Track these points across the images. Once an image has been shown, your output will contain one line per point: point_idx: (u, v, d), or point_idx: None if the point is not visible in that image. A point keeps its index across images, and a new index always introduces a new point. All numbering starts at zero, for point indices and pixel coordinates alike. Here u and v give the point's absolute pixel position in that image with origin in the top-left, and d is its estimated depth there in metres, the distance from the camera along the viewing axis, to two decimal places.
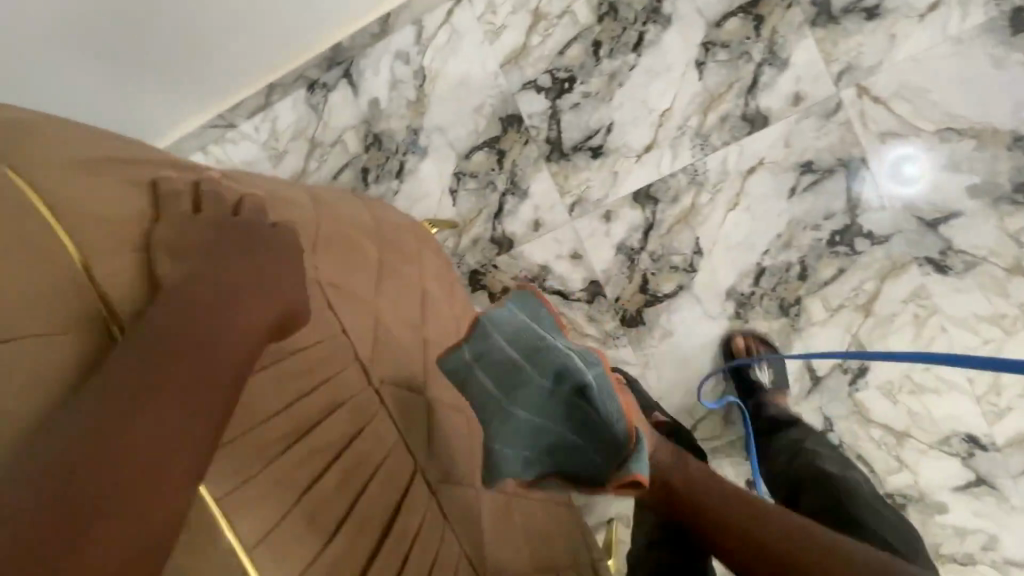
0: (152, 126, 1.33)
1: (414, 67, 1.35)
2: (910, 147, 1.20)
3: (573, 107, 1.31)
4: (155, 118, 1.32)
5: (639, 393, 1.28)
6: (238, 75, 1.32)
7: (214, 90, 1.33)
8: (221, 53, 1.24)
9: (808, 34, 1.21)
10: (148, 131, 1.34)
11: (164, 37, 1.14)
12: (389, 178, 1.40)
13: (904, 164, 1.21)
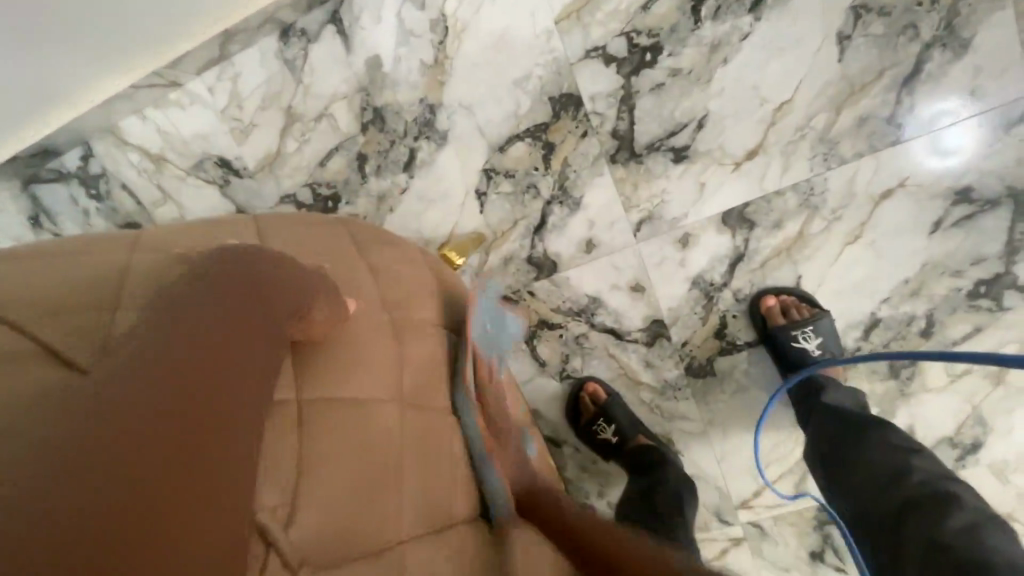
0: (67, 94, 0.96)
1: (431, 15, 0.98)
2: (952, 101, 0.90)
3: (655, 88, 0.94)
4: (69, 86, 0.94)
5: (622, 411, 1.07)
6: (180, 21, 0.92)
7: (147, 42, 0.93)
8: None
9: (1006, 6, 0.87)
10: (61, 101, 0.96)
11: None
12: (395, 171, 1.04)
13: (945, 133, 0.91)
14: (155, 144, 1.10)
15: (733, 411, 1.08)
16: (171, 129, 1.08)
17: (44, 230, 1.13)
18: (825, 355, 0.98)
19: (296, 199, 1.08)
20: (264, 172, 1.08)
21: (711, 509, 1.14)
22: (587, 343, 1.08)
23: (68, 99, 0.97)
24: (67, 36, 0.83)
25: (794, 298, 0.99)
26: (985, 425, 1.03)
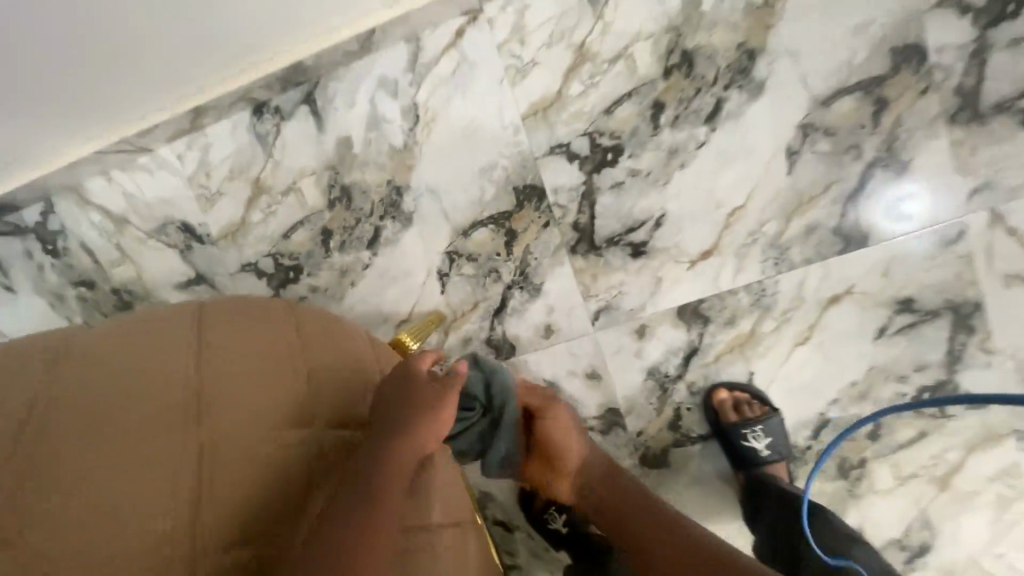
0: (17, 153, 0.96)
1: (403, 102, 1.00)
2: (904, 187, 0.92)
3: (615, 186, 0.97)
4: (17, 147, 0.94)
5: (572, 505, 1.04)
6: (143, 104, 0.95)
7: (112, 117, 0.96)
8: (96, 84, 0.86)
9: (941, 133, 0.90)
10: (11, 158, 0.97)
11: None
12: (358, 248, 1.05)
13: (906, 201, 0.92)
14: (123, 208, 1.09)
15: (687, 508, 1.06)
16: (136, 193, 1.08)
17: None
18: (773, 454, 0.99)
19: (259, 268, 1.08)
20: (228, 240, 1.08)
21: None
22: None
23: (12, 150, 0.96)
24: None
25: (747, 394, 1.00)
26: (933, 530, 1.03)
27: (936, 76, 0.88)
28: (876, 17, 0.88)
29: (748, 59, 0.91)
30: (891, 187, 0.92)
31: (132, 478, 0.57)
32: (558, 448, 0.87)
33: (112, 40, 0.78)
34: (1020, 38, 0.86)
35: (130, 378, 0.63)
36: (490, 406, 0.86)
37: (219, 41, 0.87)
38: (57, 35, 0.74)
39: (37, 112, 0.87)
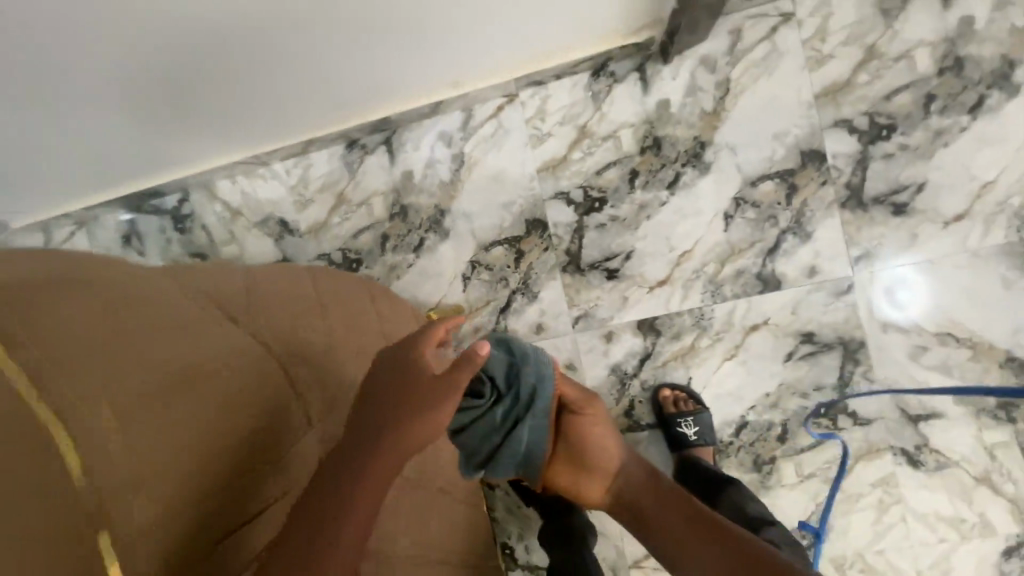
0: (177, 159, 1.35)
1: (454, 151, 1.39)
2: (897, 273, 1.24)
3: (599, 226, 1.33)
4: (180, 156, 1.33)
5: None
6: (272, 137, 1.35)
7: (250, 143, 1.35)
8: (249, 128, 1.25)
9: (835, 214, 1.25)
10: (172, 161, 1.36)
11: (194, 122, 1.16)
12: (406, 251, 1.42)
13: (900, 288, 1.24)
14: (239, 203, 1.49)
15: None
16: (251, 193, 1.48)
17: (132, 247, 1.56)
18: (700, 440, 1.28)
19: (331, 258, 1.45)
20: (312, 235, 1.46)
21: (610, 563, 1.38)
22: None
23: (175, 160, 1.35)
24: (178, 139, 1.22)
25: (684, 393, 1.31)
26: (827, 523, 1.30)
27: (831, 173, 1.24)
28: (791, 129, 1.25)
29: (700, 147, 1.29)
30: (886, 271, 1.24)
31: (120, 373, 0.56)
32: (590, 444, 0.89)
33: (272, 106, 1.18)
34: (891, 153, 1.22)
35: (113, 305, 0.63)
36: (506, 392, 0.87)
37: (335, 106, 1.26)
38: (242, 103, 1.13)
39: (205, 139, 1.26)
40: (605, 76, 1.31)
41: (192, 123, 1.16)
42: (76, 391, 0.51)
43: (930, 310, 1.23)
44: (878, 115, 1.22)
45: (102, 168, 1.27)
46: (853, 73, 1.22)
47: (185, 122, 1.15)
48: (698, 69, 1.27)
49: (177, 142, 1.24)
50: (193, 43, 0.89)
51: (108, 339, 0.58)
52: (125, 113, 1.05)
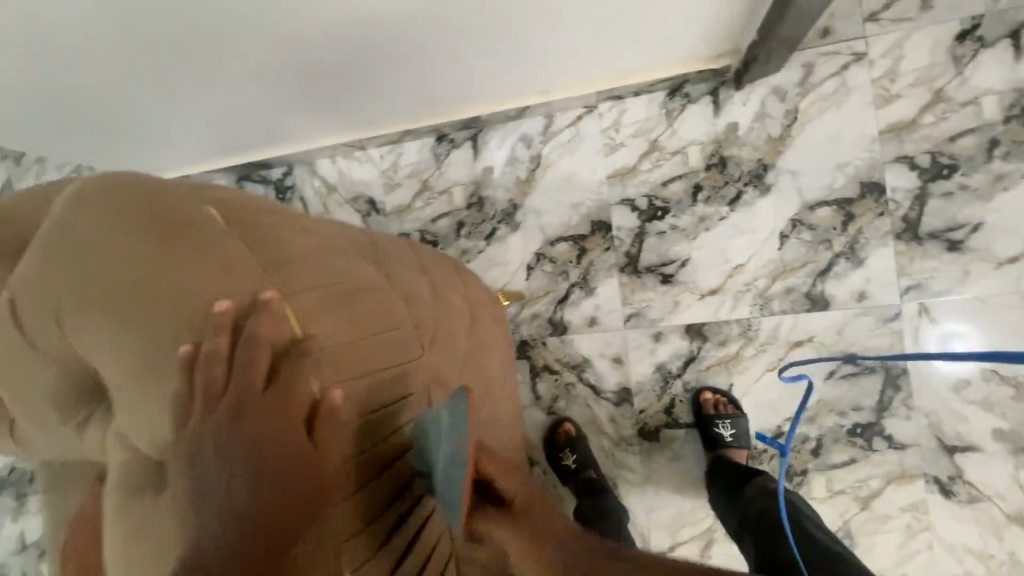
0: (289, 135, 1.54)
1: (533, 152, 1.52)
2: (954, 328, 1.29)
3: (659, 233, 1.44)
4: (292, 132, 1.52)
5: (581, 450, 1.44)
6: (372, 125, 1.52)
7: (353, 127, 1.53)
8: (355, 111, 1.43)
9: (889, 244, 1.31)
10: (285, 137, 1.55)
11: (312, 98, 1.34)
12: (479, 238, 1.56)
13: (954, 338, 1.29)
14: (335, 181, 1.67)
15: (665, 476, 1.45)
16: (347, 173, 1.66)
17: None
18: (735, 443, 1.35)
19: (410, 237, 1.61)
20: (395, 216, 1.63)
21: None
22: (571, 390, 1.49)
23: (287, 136, 1.54)
24: (294, 113, 1.41)
25: (724, 397, 1.39)
26: (852, 540, 1.34)
27: (889, 205, 1.31)
28: (853, 160, 1.33)
29: (764, 170, 1.38)
30: (941, 323, 1.29)
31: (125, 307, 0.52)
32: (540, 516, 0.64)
33: (379, 93, 1.35)
34: (950, 192, 1.28)
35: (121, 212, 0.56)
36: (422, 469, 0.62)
37: (431, 103, 1.43)
38: (356, 86, 1.31)
39: (316, 117, 1.45)
40: (679, 96, 1.42)
41: (310, 99, 1.34)
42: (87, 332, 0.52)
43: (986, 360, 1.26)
44: (941, 155, 1.28)
45: (232, 132, 1.48)
46: (919, 114, 1.30)
47: (305, 98, 1.33)
48: (769, 97, 1.37)
49: (294, 117, 1.43)
50: (334, 29, 1.07)
51: (93, 275, 0.53)
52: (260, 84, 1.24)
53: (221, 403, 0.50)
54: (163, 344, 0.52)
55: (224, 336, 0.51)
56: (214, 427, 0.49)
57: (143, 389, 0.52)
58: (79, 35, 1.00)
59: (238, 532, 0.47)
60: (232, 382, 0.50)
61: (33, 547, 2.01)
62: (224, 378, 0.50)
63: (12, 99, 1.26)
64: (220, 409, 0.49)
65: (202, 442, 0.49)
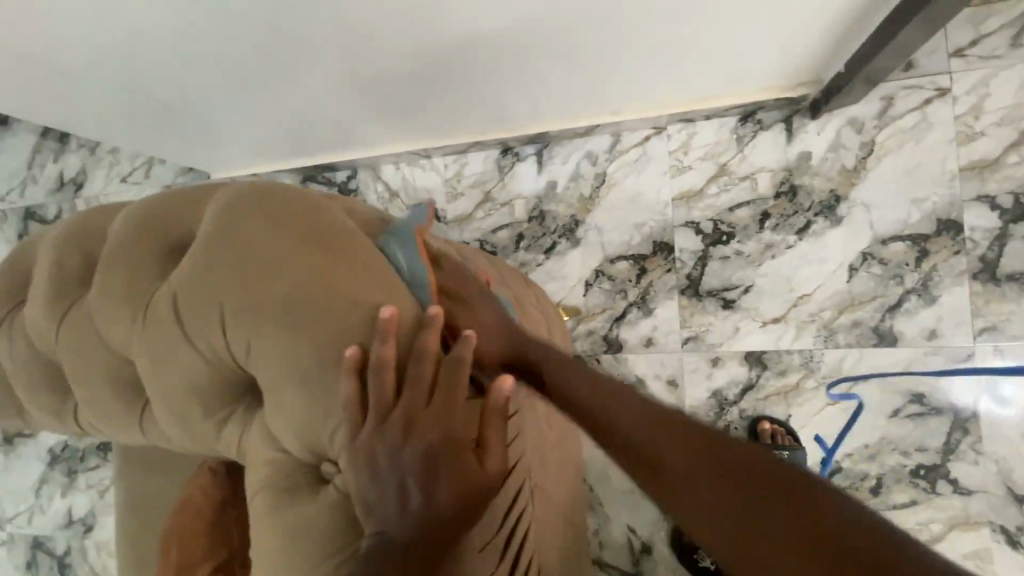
0: (360, 140, 1.58)
1: (597, 170, 1.53)
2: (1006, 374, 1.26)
3: (723, 258, 1.43)
4: (363, 138, 1.56)
5: None
6: (441, 135, 1.55)
7: (423, 137, 1.56)
8: (427, 121, 1.46)
9: (964, 283, 1.28)
10: (356, 142, 1.58)
11: (389, 106, 1.37)
12: (538, 251, 1.58)
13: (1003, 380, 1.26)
14: (398, 187, 1.71)
15: None
16: (410, 180, 1.69)
17: None
18: None
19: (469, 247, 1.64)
20: (455, 224, 1.66)
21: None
22: None
23: (357, 141, 1.58)
24: (369, 119, 1.44)
25: (782, 428, 1.37)
26: None
27: (966, 244, 1.28)
28: (930, 196, 1.31)
29: (836, 200, 1.36)
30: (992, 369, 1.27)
31: (288, 319, 0.54)
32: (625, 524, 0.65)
33: (454, 104, 1.38)
34: None
35: (283, 225, 0.57)
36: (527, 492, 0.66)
37: (502, 117, 1.46)
38: (434, 97, 1.34)
39: (389, 124, 1.48)
40: (751, 123, 1.42)
41: (387, 106, 1.38)
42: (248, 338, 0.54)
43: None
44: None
45: (308, 133, 1.52)
46: (1003, 153, 1.27)
47: (383, 104, 1.37)
48: (845, 128, 1.36)
49: (368, 123, 1.47)
50: (429, 41, 1.09)
51: (256, 284, 0.55)
52: (345, 89, 1.28)
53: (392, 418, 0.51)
54: (333, 353, 0.53)
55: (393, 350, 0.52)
56: (390, 437, 0.51)
57: (309, 396, 0.54)
58: (190, 34, 1.04)
59: (412, 534, 0.50)
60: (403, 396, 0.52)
61: (79, 523, 2.08)
62: (394, 391, 0.52)
63: (110, 92, 1.32)
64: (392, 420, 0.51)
65: (377, 451, 0.51)
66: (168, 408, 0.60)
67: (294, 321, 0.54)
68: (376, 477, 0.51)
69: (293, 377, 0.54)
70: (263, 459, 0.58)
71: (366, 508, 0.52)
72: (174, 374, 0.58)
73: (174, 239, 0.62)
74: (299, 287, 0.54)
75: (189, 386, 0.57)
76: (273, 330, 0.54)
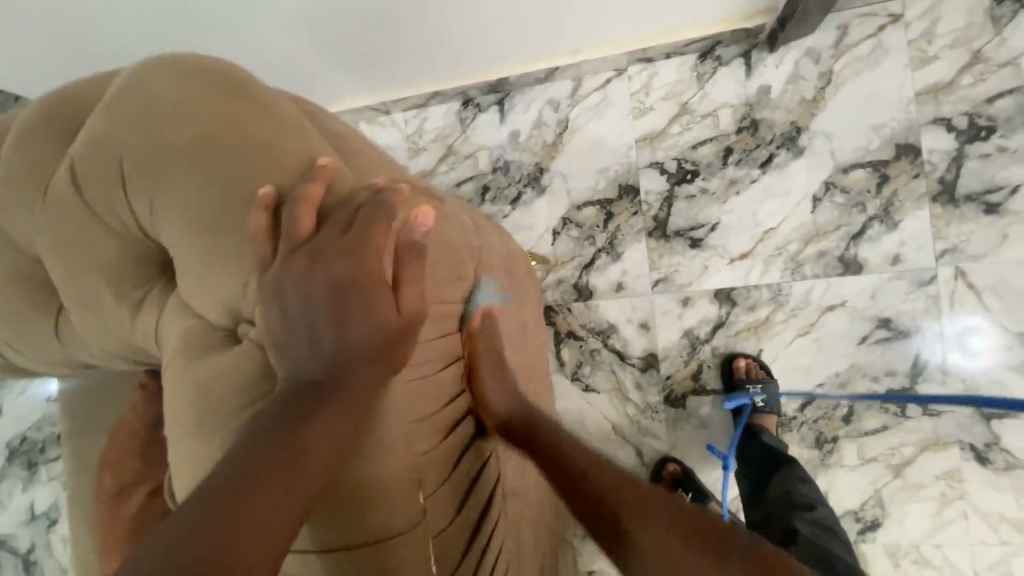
0: (314, 96, 1.53)
1: (560, 116, 1.51)
2: (975, 325, 1.27)
3: (689, 197, 1.42)
4: (317, 93, 1.51)
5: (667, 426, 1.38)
6: (396, 86, 1.50)
7: (379, 89, 1.51)
8: (381, 72, 1.42)
9: (924, 207, 1.29)
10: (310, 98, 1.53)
11: (338, 57, 1.33)
12: (504, 202, 1.55)
13: (973, 335, 1.27)
14: None
15: (692, 444, 1.42)
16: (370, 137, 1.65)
17: None
18: (765, 408, 1.32)
19: None
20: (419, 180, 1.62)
21: None
22: (596, 356, 1.47)
23: (310, 97, 1.53)
24: (319, 73, 1.39)
25: (754, 362, 1.36)
26: (883, 509, 1.31)
27: (925, 167, 1.29)
28: (888, 122, 1.31)
29: (796, 132, 1.36)
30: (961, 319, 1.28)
31: (191, 161, 0.49)
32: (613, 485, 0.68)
33: (408, 52, 1.33)
34: (988, 154, 1.26)
35: (195, 72, 0.53)
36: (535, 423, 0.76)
37: (459, 65, 1.42)
38: (385, 46, 1.30)
39: (341, 78, 1.43)
40: (711, 59, 1.41)
41: (337, 58, 1.33)
42: (148, 183, 0.50)
43: (996, 361, 1.26)
44: (978, 116, 1.27)
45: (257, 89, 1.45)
46: (957, 75, 1.28)
47: (331, 57, 1.32)
48: (804, 59, 1.35)
49: (319, 77, 1.42)
50: None
51: (154, 125, 0.50)
52: (289, 42, 1.23)
53: (304, 249, 0.48)
54: (242, 196, 0.49)
55: (317, 190, 0.49)
56: (301, 273, 0.47)
57: (218, 249, 0.50)
58: None
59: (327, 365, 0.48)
60: (318, 234, 0.48)
61: (42, 517, 1.99)
62: (311, 231, 0.49)
63: (35, 47, 1.24)
64: (305, 256, 0.47)
65: (288, 291, 0.48)
66: (70, 285, 0.55)
67: (197, 163, 0.49)
68: (291, 319, 0.48)
69: (198, 229, 0.50)
70: (175, 329, 0.54)
71: (280, 355, 0.50)
72: (74, 245, 0.53)
73: (69, 106, 0.56)
74: (205, 129, 0.50)
75: (97, 254, 0.53)
76: (173, 170, 0.49)
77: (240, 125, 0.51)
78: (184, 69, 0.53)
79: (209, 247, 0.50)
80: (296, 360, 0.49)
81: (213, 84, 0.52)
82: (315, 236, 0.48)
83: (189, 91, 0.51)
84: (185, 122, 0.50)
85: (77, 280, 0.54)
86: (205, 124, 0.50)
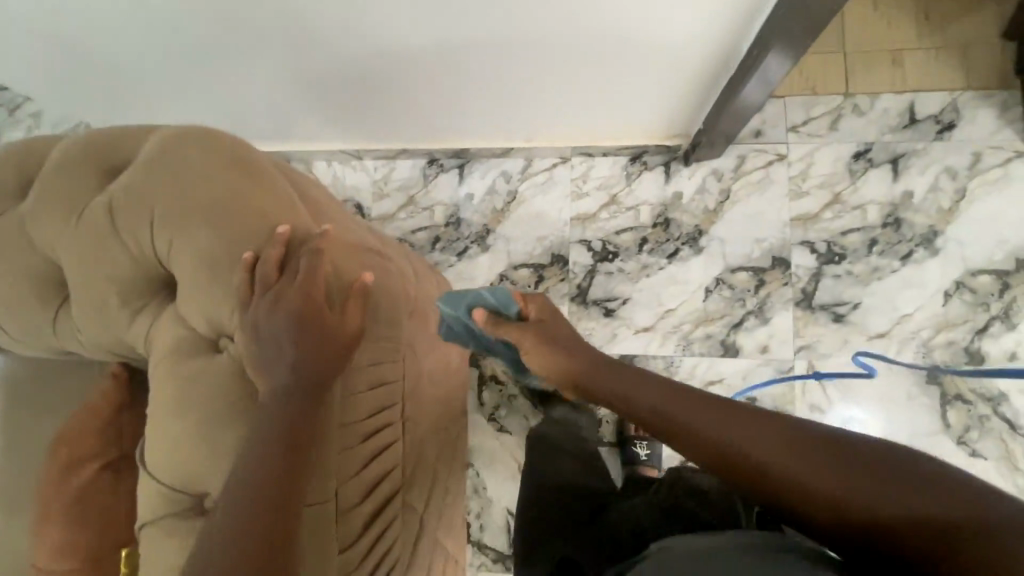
0: (293, 134, 1.69)
1: (510, 187, 1.75)
2: (854, 416, 1.53)
3: (608, 273, 1.67)
4: (297, 132, 1.68)
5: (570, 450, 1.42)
6: (371, 139, 1.70)
7: (354, 138, 1.70)
8: (359, 125, 1.62)
9: (789, 310, 1.59)
10: (289, 134, 1.70)
11: (322, 107, 1.52)
12: (451, 253, 1.75)
13: (855, 425, 1.53)
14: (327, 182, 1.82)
15: None
16: (340, 177, 1.82)
17: None
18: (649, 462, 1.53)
19: None
20: (379, 222, 1.80)
21: None
22: (513, 400, 1.65)
23: (290, 134, 1.70)
24: (303, 117, 1.58)
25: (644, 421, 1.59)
26: None
27: (792, 277, 1.60)
28: (768, 237, 1.62)
29: (698, 233, 1.65)
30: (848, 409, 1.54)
31: (201, 216, 0.72)
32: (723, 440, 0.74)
33: (382, 115, 1.54)
34: (839, 275, 1.59)
35: (212, 149, 0.76)
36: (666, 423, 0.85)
37: (428, 131, 1.64)
38: (365, 107, 1.50)
39: (322, 124, 1.62)
40: (639, 163, 1.70)
41: (321, 107, 1.52)
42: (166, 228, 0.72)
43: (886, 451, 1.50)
44: (834, 244, 1.60)
45: (241, 119, 1.60)
46: (821, 209, 1.62)
47: (316, 106, 1.51)
48: (710, 176, 1.66)
49: (301, 119, 1.59)
50: (358, 60, 1.26)
51: (176, 187, 0.72)
52: (280, 88, 1.41)
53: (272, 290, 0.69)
54: (230, 250, 0.71)
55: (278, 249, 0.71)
56: (268, 309, 0.68)
57: (211, 279, 0.71)
58: (133, 20, 1.16)
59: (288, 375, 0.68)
60: (281, 279, 0.70)
61: None
62: (277, 276, 0.70)
63: (43, 51, 1.36)
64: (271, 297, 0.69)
65: (258, 319, 0.69)
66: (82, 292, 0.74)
67: (205, 217, 0.72)
68: (259, 340, 0.69)
69: (196, 266, 0.71)
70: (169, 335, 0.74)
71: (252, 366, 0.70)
72: (94, 261, 0.73)
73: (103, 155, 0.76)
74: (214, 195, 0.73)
75: (111, 272, 0.73)
76: (186, 222, 0.72)
77: (237, 193, 0.74)
78: (201, 147, 0.75)
79: (201, 278, 0.71)
80: (268, 370, 0.69)
81: (221, 161, 0.75)
82: (278, 282, 0.70)
83: (204, 164, 0.74)
84: (200, 187, 0.73)
85: (92, 288, 0.74)
86: (213, 190, 0.73)
